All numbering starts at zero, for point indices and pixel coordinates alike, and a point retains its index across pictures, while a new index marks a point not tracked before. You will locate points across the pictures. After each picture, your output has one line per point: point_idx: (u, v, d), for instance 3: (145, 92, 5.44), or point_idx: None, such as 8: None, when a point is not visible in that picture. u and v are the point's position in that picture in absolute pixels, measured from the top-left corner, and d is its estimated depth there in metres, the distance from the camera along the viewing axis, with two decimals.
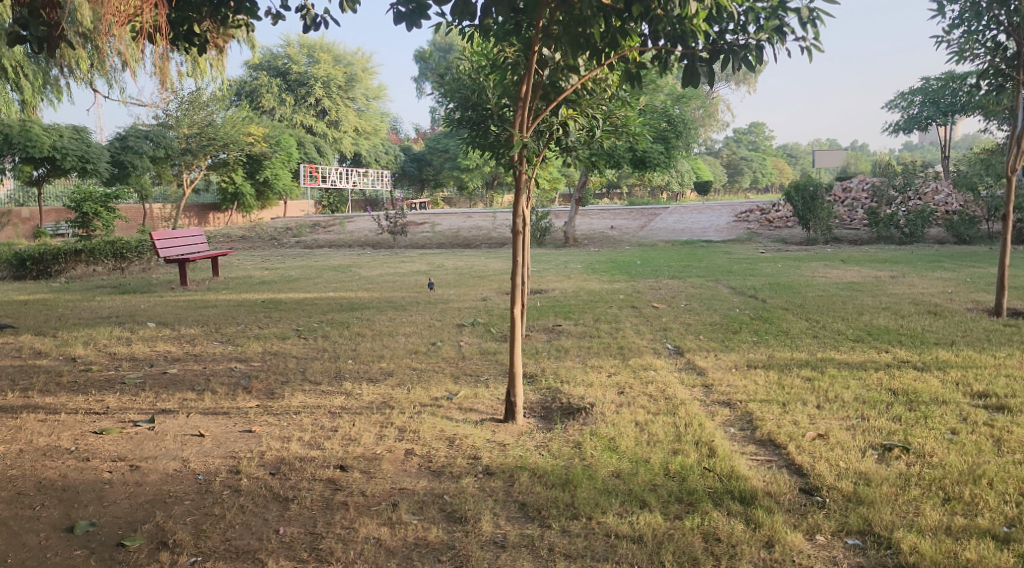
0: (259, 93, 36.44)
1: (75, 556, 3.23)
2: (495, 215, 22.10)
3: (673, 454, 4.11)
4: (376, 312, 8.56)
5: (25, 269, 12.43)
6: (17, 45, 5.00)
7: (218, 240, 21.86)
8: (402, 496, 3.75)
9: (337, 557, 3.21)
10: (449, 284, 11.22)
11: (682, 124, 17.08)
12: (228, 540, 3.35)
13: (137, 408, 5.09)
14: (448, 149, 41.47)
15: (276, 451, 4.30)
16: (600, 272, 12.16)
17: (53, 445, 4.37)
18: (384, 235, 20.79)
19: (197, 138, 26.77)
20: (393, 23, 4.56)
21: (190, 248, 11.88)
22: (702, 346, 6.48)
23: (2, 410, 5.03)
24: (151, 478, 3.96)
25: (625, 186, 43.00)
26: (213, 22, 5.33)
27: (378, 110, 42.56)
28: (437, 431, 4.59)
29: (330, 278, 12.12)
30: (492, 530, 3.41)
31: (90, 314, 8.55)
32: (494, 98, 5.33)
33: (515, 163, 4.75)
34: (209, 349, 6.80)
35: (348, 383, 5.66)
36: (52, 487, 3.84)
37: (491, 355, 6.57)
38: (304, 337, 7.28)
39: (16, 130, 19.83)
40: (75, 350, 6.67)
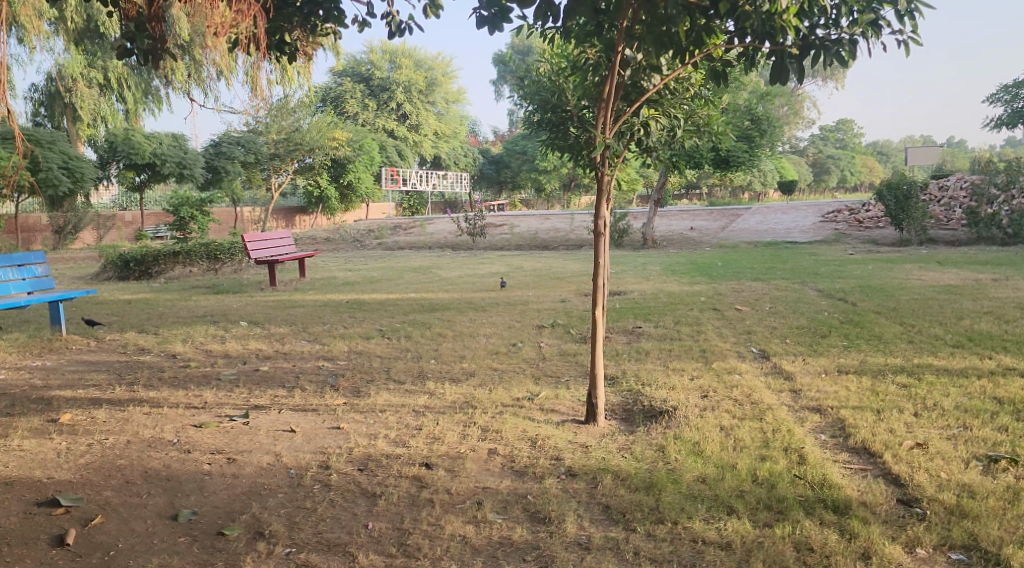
0: (343, 99, 37.80)
1: (179, 543, 3.39)
2: (572, 216, 22.05)
3: (761, 460, 4.02)
4: (457, 313, 8.69)
5: (129, 270, 13.12)
6: (125, 58, 5.28)
7: (303, 242, 22.63)
8: (486, 495, 3.80)
9: (424, 553, 3.28)
10: (528, 285, 11.27)
11: (767, 123, 16.63)
12: (319, 533, 3.46)
13: (232, 404, 5.32)
14: (525, 151, 41.64)
15: (364, 448, 4.42)
16: (680, 273, 11.97)
17: (156, 437, 4.61)
18: (463, 237, 21.04)
19: (285, 143, 27.67)
20: (476, 26, 4.62)
21: (279, 250, 12.34)
22: (789, 351, 6.31)
23: (110, 403, 5.34)
24: (247, 471, 4.13)
25: (705, 187, 42.30)
26: (303, 31, 5.54)
27: (458, 113, 43.22)
28: (519, 432, 4.63)
29: (411, 280, 12.39)
30: (577, 531, 3.41)
31: (187, 313, 8.97)
32: (573, 100, 5.18)
33: (596, 165, 4.79)
34: (298, 348, 7.04)
35: (431, 383, 5.76)
36: (157, 477, 4.05)
37: (571, 356, 6.58)
38: (387, 337, 7.45)
39: (120, 139, 21.23)
40: (174, 347, 7.00)
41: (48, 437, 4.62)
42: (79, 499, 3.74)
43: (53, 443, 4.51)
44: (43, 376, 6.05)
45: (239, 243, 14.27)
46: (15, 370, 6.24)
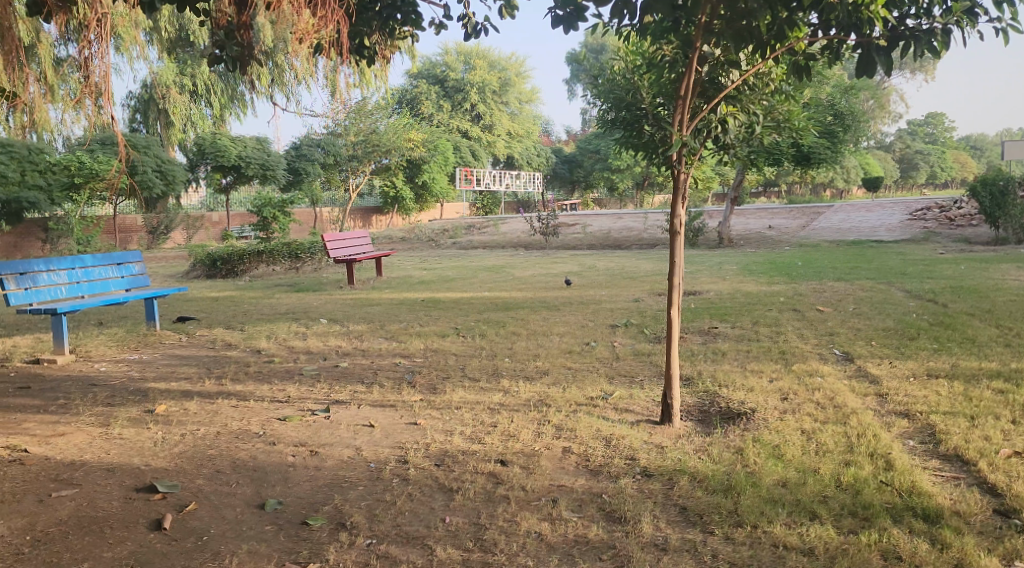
0: (418, 101, 38.39)
1: (267, 531, 3.52)
2: (646, 216, 21.80)
3: (845, 465, 3.90)
4: (530, 312, 8.72)
5: (216, 269, 13.73)
6: (214, 66, 5.55)
7: (380, 241, 23.12)
8: (561, 493, 3.82)
9: (501, 549, 3.31)
10: (600, 284, 11.22)
11: (851, 117, 16.06)
12: (398, 526, 3.54)
13: (314, 398, 5.50)
14: (598, 150, 41.37)
15: (440, 444, 4.50)
16: (758, 273, 11.69)
17: (244, 429, 4.81)
18: (536, 236, 21.09)
19: (362, 145, 28.39)
20: (551, 26, 4.65)
21: (357, 249, 12.66)
22: (875, 353, 6.08)
23: (201, 395, 5.59)
24: (329, 463, 4.27)
25: (785, 185, 41.20)
26: (382, 36, 5.70)
27: (531, 113, 43.34)
28: (594, 431, 4.62)
29: (485, 279, 12.50)
30: (653, 532, 3.39)
31: (270, 310, 9.29)
32: (648, 98, 5.03)
33: (673, 163, 4.73)
34: (376, 345, 7.20)
35: (505, 381, 5.82)
36: (244, 467, 4.22)
37: (645, 356, 6.52)
38: (462, 335, 7.55)
39: (209, 143, 22.61)
40: (259, 343, 7.26)
41: (145, 426, 4.88)
42: (174, 486, 3.94)
43: (149, 432, 4.76)
44: (139, 369, 6.38)
45: (319, 243, 14.68)
46: (115, 362, 6.61)
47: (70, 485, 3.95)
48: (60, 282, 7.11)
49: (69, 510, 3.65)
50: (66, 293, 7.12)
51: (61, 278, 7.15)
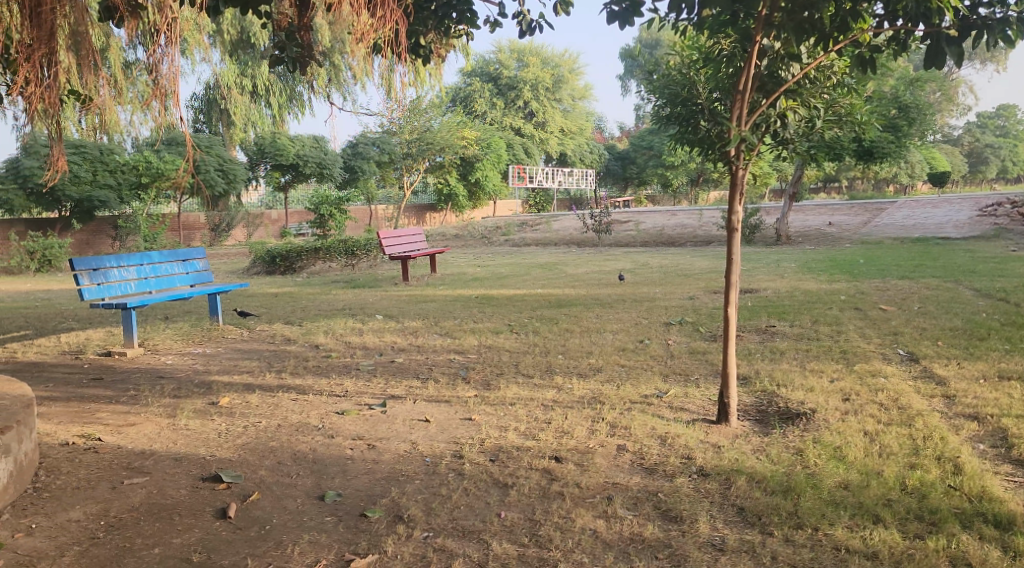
0: (472, 99, 38.67)
1: (327, 521, 3.59)
2: (701, 212, 21.49)
3: (910, 468, 3.80)
4: (584, 309, 8.69)
5: (275, 265, 14.07)
6: (276, 66, 5.66)
7: (434, 239, 23.33)
8: (616, 491, 3.81)
9: (556, 545, 3.31)
10: (654, 282, 11.12)
11: (916, 110, 15.58)
12: (454, 520, 3.58)
13: (371, 393, 5.60)
14: (652, 146, 40.93)
15: (495, 439, 4.53)
16: (817, 271, 11.41)
17: (303, 422, 4.92)
18: (588, 234, 21.00)
19: (417, 143, 28.76)
20: (606, 22, 4.63)
21: (412, 246, 12.82)
22: (942, 354, 5.90)
23: (262, 389, 5.74)
24: (386, 457, 4.34)
25: (846, 180, 40.10)
26: (438, 34, 5.77)
27: (585, 110, 43.18)
28: (648, 429, 4.59)
29: (538, 275, 12.50)
30: (710, 532, 3.35)
31: (328, 306, 9.47)
32: (704, 92, 4.94)
33: (731, 159, 4.66)
34: (431, 341, 7.27)
35: (559, 378, 5.82)
36: (304, 459, 4.33)
37: (700, 354, 6.44)
38: (516, 332, 7.58)
39: (268, 142, 23.40)
40: (317, 338, 7.42)
41: (210, 418, 5.04)
42: (238, 476, 4.06)
43: (214, 424, 4.91)
44: (203, 363, 6.58)
45: (374, 240, 14.90)
46: (181, 356, 6.83)
47: (140, 473, 4.10)
48: (129, 277, 7.38)
49: (141, 497, 3.79)
50: (135, 288, 7.39)
51: (131, 274, 7.42)
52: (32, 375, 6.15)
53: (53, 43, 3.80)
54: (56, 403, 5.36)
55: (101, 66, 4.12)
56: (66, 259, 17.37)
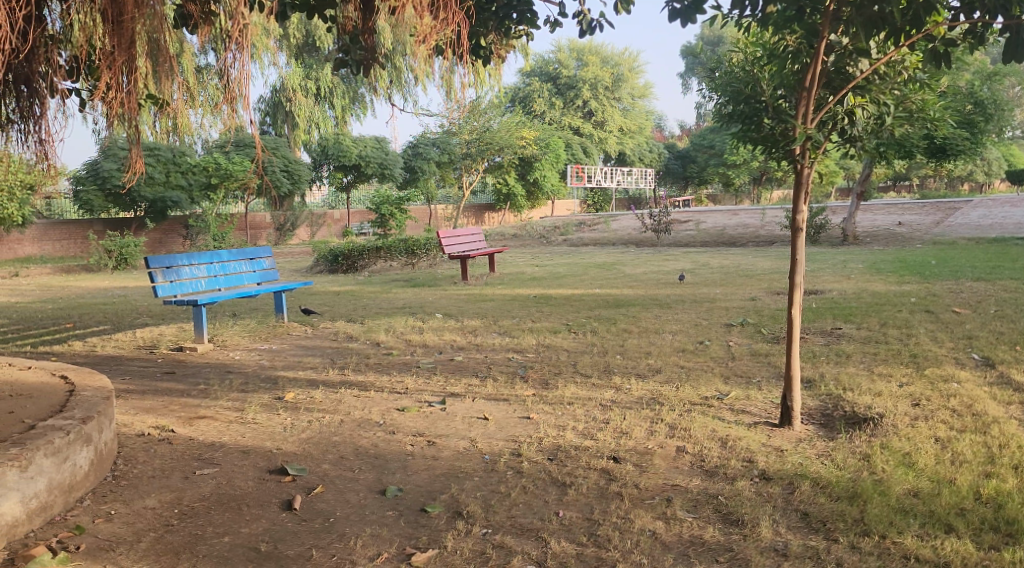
0: (531, 98, 38.85)
1: (388, 516, 3.66)
2: (764, 211, 21.06)
3: (985, 477, 3.66)
4: (642, 309, 8.63)
5: (338, 264, 14.37)
6: (340, 69, 5.79)
7: (492, 238, 23.46)
8: (675, 493, 3.78)
9: (615, 545, 3.30)
10: (714, 282, 10.97)
11: (993, 105, 14.95)
12: (513, 517, 3.60)
13: (431, 391, 5.67)
14: (713, 144, 40.23)
15: (553, 438, 4.55)
16: (887, 272, 11.07)
17: (365, 418, 5.03)
18: (647, 233, 20.81)
19: (476, 143, 29.02)
20: (668, 20, 4.60)
21: (470, 245, 12.93)
22: (1020, 359, 5.65)
23: (325, 384, 5.88)
24: (445, 454, 4.40)
25: (918, 179, 38.70)
26: (498, 35, 5.82)
27: (645, 108, 42.77)
28: (709, 431, 4.54)
29: (596, 275, 12.44)
30: (772, 537, 3.29)
31: (388, 305, 9.63)
32: (769, 90, 4.82)
33: (796, 157, 4.57)
34: (490, 340, 7.32)
35: (617, 378, 5.80)
36: (366, 454, 4.42)
37: (762, 356, 6.33)
38: (574, 332, 7.57)
39: (332, 143, 24.04)
40: (378, 336, 7.55)
41: (276, 412, 5.19)
42: (302, 470, 4.17)
43: (280, 418, 5.06)
44: (269, 359, 6.78)
45: (434, 239, 15.08)
46: (248, 351, 7.05)
47: (210, 464, 4.25)
48: (200, 274, 7.66)
49: (211, 487, 3.94)
50: (205, 285, 7.66)
51: (201, 272, 7.70)
52: (110, 368, 6.45)
53: (133, 50, 3.99)
54: (133, 395, 5.60)
55: (176, 73, 4.25)
56: (141, 257, 18.09)
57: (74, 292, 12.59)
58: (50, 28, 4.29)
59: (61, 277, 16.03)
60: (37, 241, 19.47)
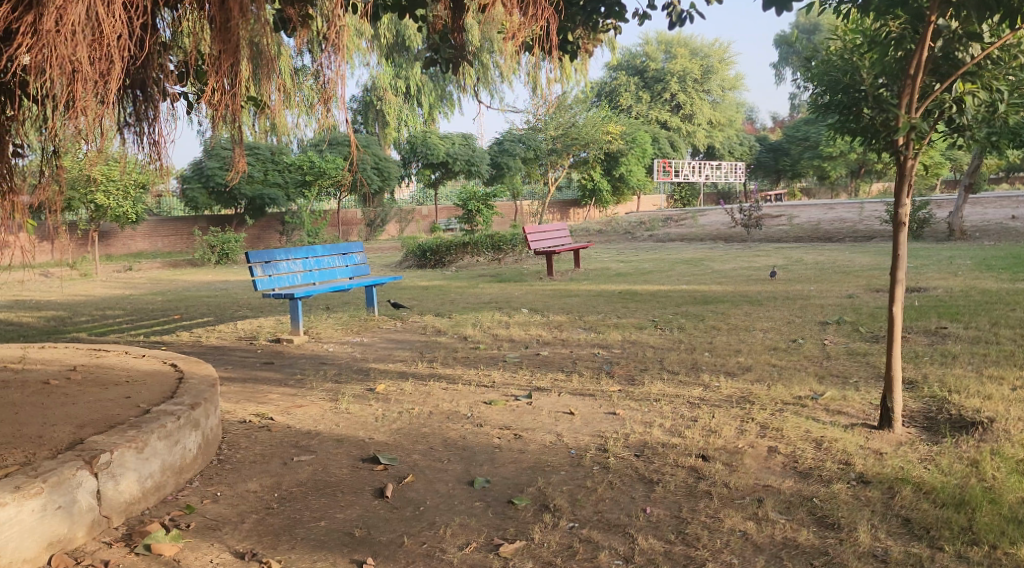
0: (618, 93, 38.70)
1: (476, 506, 3.72)
2: (862, 206, 20.18)
3: None
4: (731, 306, 8.46)
5: (426, 259, 14.68)
6: (431, 67, 5.91)
7: (577, 234, 23.40)
8: (767, 494, 3.69)
9: (704, 544, 3.25)
10: (808, 279, 10.61)
11: None
12: (600, 513, 3.60)
13: (517, 384, 5.73)
14: (808, 136, 38.75)
15: (640, 435, 4.51)
16: (998, 269, 10.43)
17: (453, 411, 5.12)
18: (737, 228, 20.32)
19: (562, 139, 29.06)
20: (763, 9, 4.48)
21: (556, 240, 12.95)
22: None
23: (415, 376, 6.03)
24: (532, 447, 4.44)
25: None
26: (586, 29, 5.80)
27: (736, 100, 41.66)
28: (803, 432, 4.41)
29: (684, 272, 12.24)
30: (871, 542, 3.17)
31: (475, 299, 9.77)
32: (869, 78, 4.61)
33: (899, 149, 4.33)
34: (575, 335, 7.33)
35: (706, 375, 5.70)
36: (454, 445, 4.51)
37: (860, 356, 6.09)
38: (661, 328, 7.49)
39: (420, 141, 24.60)
40: (465, 331, 7.66)
41: (368, 403, 5.36)
42: (394, 459, 4.29)
43: (371, 408, 5.22)
44: (360, 351, 6.99)
45: (520, 235, 15.18)
46: (340, 344, 7.29)
47: (307, 451, 4.43)
48: (296, 269, 7.96)
49: (308, 474, 4.11)
50: (301, 280, 7.97)
51: (297, 267, 8.00)
52: (215, 357, 6.80)
53: (237, 55, 4.16)
54: (235, 384, 5.89)
55: (274, 78, 4.39)
56: (241, 252, 18.96)
57: (182, 285, 13.36)
58: (161, 35, 4.58)
59: (170, 271, 17.03)
60: (148, 237, 20.72)
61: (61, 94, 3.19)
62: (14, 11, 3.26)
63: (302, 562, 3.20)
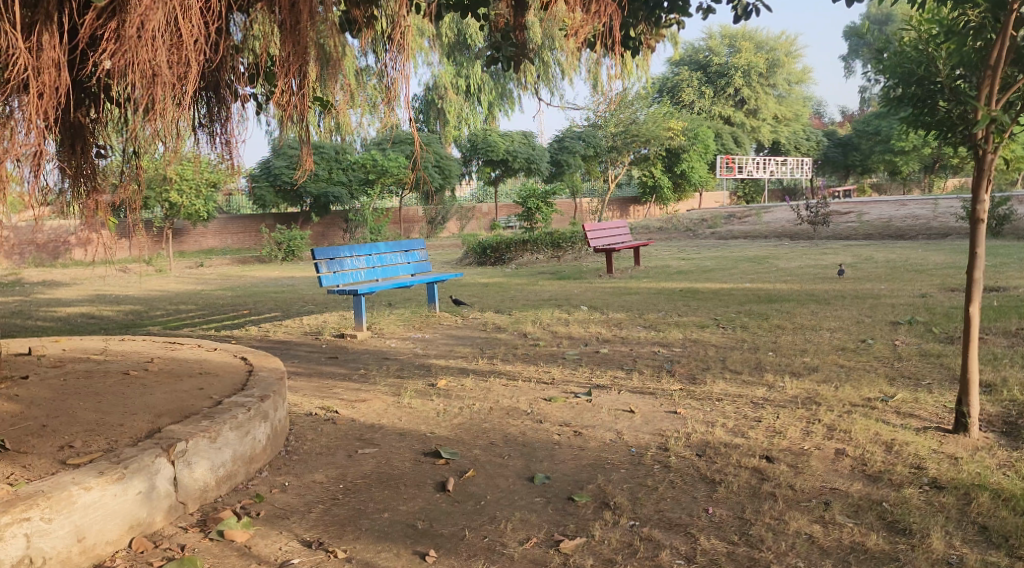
0: (680, 88, 38.17)
1: (536, 502, 3.74)
2: (937, 202, 19.42)
3: None
4: (797, 305, 8.26)
5: (486, 257, 14.80)
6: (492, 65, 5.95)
7: (638, 232, 23.20)
8: (834, 496, 3.60)
9: (768, 546, 3.19)
10: (879, 277, 10.29)
11: None
12: (661, 511, 3.57)
13: (577, 382, 5.73)
14: (879, 131, 37.49)
15: (701, 434, 4.46)
16: None
17: (513, 407, 5.15)
18: (803, 225, 19.86)
19: (622, 136, 28.94)
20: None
21: (615, 238, 12.88)
22: None
23: (475, 372, 6.09)
24: (592, 444, 4.43)
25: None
26: (648, 25, 5.75)
27: (802, 94, 40.59)
28: (872, 435, 4.29)
29: (747, 270, 12.01)
30: (946, 549, 3.07)
31: (534, 296, 9.80)
32: (946, 70, 4.41)
33: (978, 143, 4.22)
34: (635, 333, 7.28)
35: (770, 375, 5.59)
36: (514, 441, 4.53)
37: (934, 357, 5.89)
38: (723, 326, 7.38)
39: (480, 139, 24.72)
40: (525, 328, 7.69)
41: (430, 398, 5.44)
42: (455, 454, 4.34)
43: (433, 403, 5.29)
44: (422, 347, 7.09)
45: (580, 233, 15.14)
46: (403, 340, 7.40)
47: (371, 444, 4.52)
48: (360, 265, 8.12)
49: (371, 466, 4.19)
50: (364, 276, 8.12)
51: (361, 263, 8.16)
52: (282, 352, 7.01)
53: (306, 56, 4.28)
54: (301, 378, 6.06)
55: (340, 80, 4.49)
56: (306, 249, 19.42)
57: (250, 281, 13.77)
58: (234, 39, 4.75)
59: (239, 267, 17.56)
60: (219, 235, 21.44)
61: (142, 97, 3.33)
62: (99, 19, 3.41)
63: (367, 552, 3.27)
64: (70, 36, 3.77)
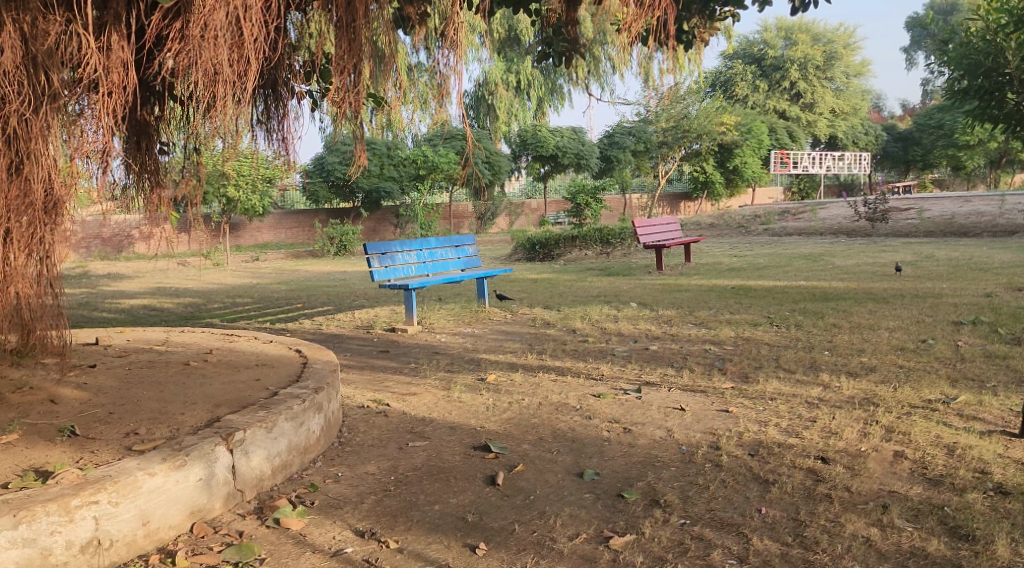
0: (733, 82, 37.54)
1: (585, 498, 3.74)
2: (1003, 198, 18.72)
3: None
4: (854, 304, 8.05)
5: (535, 252, 14.81)
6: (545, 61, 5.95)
7: (688, 229, 22.91)
8: (892, 500, 3.51)
9: (823, 548, 3.13)
10: (940, 276, 9.96)
11: None
12: (712, 510, 3.53)
13: (626, 378, 5.69)
14: (942, 124, 36.25)
15: (754, 434, 4.39)
16: None
17: (562, 403, 5.14)
18: (860, 222, 19.35)
19: (673, 131, 28.65)
20: None
21: (666, 235, 12.77)
22: None
23: (524, 368, 6.10)
24: (641, 442, 4.40)
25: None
26: (702, 18, 5.67)
27: (861, 87, 39.49)
28: (932, 437, 4.16)
29: (801, 267, 11.75)
30: (1011, 557, 2.97)
31: (584, 293, 9.75)
32: (1014, 61, 4.47)
33: None
34: (686, 331, 7.19)
35: (825, 375, 5.46)
36: (564, 437, 4.53)
37: (1000, 359, 5.68)
38: (776, 325, 7.25)
39: (530, 134, 24.72)
40: (574, 324, 7.67)
41: (479, 392, 5.46)
42: (504, 448, 4.36)
43: (482, 398, 5.32)
44: (471, 342, 7.12)
45: (629, 229, 15.01)
46: (452, 335, 7.45)
47: (422, 437, 4.57)
48: (410, 261, 8.21)
49: (422, 459, 4.24)
50: (415, 271, 8.21)
51: (411, 258, 8.25)
52: (335, 345, 7.13)
53: (361, 54, 4.35)
54: (353, 371, 6.16)
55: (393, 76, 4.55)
56: (358, 244, 19.70)
57: (303, 275, 14.03)
58: (290, 37, 4.84)
59: (292, 261, 17.91)
60: (273, 230, 21.90)
61: (204, 94, 3.43)
62: (165, 19, 3.52)
63: (418, 543, 3.31)
64: (137, 36, 3.90)
